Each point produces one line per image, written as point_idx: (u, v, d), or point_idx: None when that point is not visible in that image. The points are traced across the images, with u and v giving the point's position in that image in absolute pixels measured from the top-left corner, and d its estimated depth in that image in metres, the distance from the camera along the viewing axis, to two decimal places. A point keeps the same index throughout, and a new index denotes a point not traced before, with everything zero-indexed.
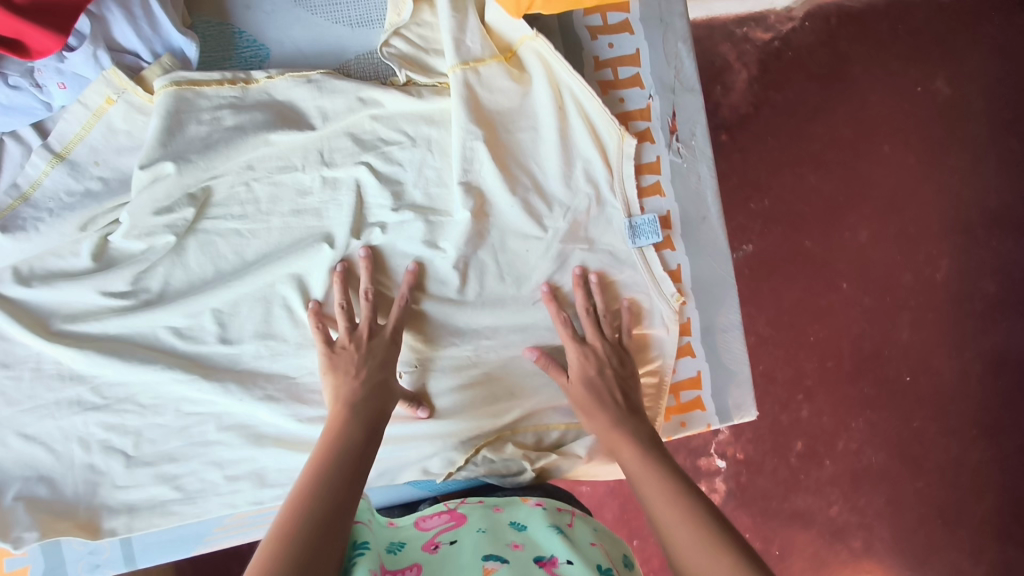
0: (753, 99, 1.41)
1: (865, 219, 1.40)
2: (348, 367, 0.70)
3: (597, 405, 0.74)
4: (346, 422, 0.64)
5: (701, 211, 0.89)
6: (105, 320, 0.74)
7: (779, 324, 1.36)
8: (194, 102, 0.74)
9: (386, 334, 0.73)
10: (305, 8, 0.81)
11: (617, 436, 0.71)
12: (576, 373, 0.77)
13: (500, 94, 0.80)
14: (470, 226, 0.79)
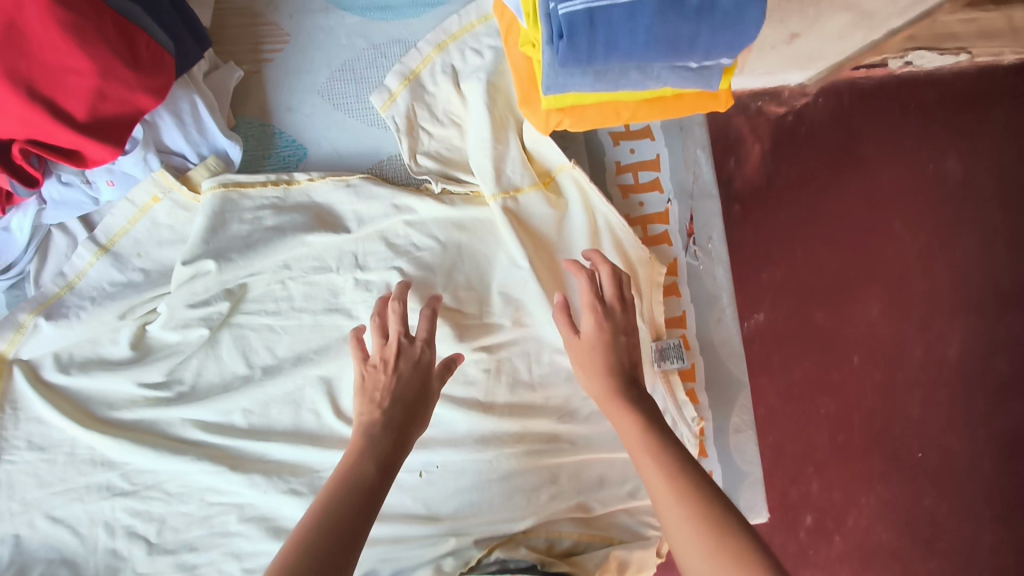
0: (764, 170, 1.16)
1: (876, 295, 1.13)
2: (375, 391, 0.72)
3: (603, 372, 0.74)
4: (361, 452, 0.67)
5: (716, 311, 0.93)
6: (138, 410, 0.79)
7: (790, 396, 1.11)
8: (238, 203, 0.80)
9: (415, 355, 0.74)
10: (343, 111, 0.86)
11: (620, 407, 0.71)
12: (588, 336, 0.76)
13: (539, 221, 0.86)
14: (508, 335, 0.86)
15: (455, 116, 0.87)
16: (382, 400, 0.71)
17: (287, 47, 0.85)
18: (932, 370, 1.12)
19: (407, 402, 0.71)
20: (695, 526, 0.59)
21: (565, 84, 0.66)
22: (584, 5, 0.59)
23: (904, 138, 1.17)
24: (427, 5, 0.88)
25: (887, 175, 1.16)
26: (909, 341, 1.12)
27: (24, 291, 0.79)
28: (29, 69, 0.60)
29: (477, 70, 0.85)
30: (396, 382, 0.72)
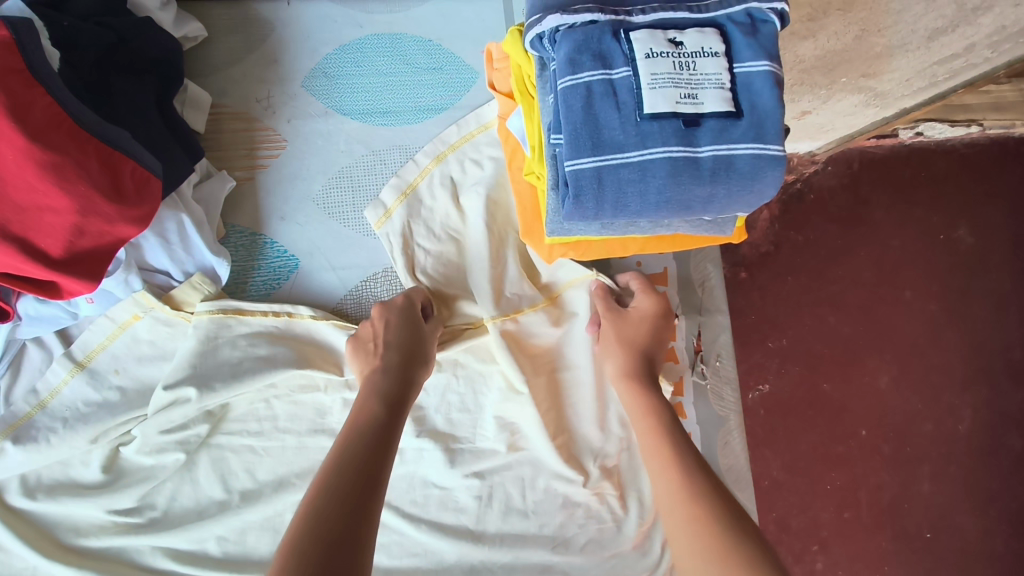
0: (770, 237, 1.06)
1: (887, 362, 1.03)
2: (369, 343, 0.73)
3: (634, 352, 0.77)
4: (367, 392, 0.67)
5: (724, 434, 0.89)
6: (106, 538, 0.74)
7: (792, 469, 1.01)
8: (233, 328, 0.76)
9: (394, 302, 0.75)
10: (339, 220, 0.82)
11: (633, 391, 0.75)
12: (635, 314, 0.80)
13: (542, 338, 0.82)
14: (503, 457, 0.82)
15: (453, 231, 0.83)
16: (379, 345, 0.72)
17: (285, 152, 0.82)
18: (940, 446, 1.02)
19: (406, 349, 0.71)
20: (677, 509, 0.61)
21: (568, 229, 0.63)
22: (593, 163, 0.55)
23: (914, 204, 1.06)
24: (430, 112, 0.86)
25: (899, 240, 1.06)
26: (920, 413, 1.03)
27: None
28: (2, 209, 0.57)
29: (477, 183, 0.82)
30: (388, 327, 0.73)
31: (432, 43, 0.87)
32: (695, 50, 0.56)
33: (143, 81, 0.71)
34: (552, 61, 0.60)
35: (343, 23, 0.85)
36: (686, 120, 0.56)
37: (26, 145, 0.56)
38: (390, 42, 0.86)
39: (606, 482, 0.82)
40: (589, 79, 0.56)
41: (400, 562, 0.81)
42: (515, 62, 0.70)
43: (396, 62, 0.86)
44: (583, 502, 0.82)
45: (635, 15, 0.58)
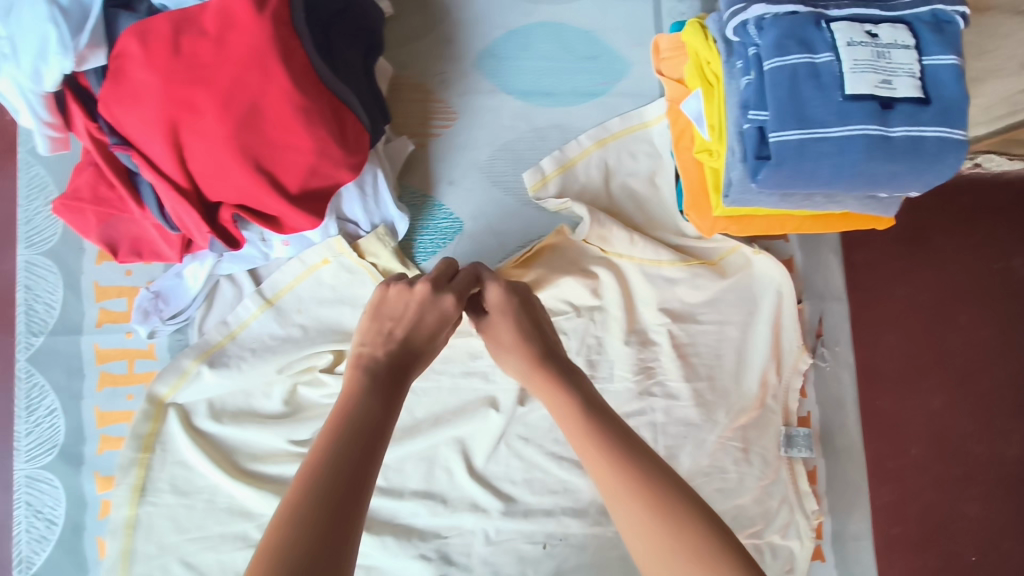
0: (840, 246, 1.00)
1: (944, 384, 0.97)
2: (387, 323, 0.62)
3: (522, 345, 0.65)
4: (361, 390, 0.55)
5: (841, 417, 0.95)
6: (282, 464, 0.79)
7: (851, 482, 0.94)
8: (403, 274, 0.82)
9: (444, 304, 0.65)
10: (501, 188, 0.89)
11: (540, 384, 0.63)
12: (496, 312, 0.68)
13: (698, 290, 0.91)
14: (633, 402, 0.89)
15: (609, 204, 0.91)
16: (397, 333, 0.61)
17: (454, 123, 0.89)
18: (987, 470, 0.96)
19: (418, 347, 0.62)
20: (618, 490, 0.53)
21: (748, 200, 0.70)
22: (798, 135, 0.62)
23: (980, 220, 1.01)
24: (586, 96, 0.93)
25: (957, 265, 0.99)
26: (973, 434, 0.96)
27: (185, 336, 0.81)
28: (259, 145, 0.63)
29: (630, 175, 0.92)
30: (411, 321, 0.63)
31: (590, 34, 0.94)
32: (890, 42, 0.63)
33: (356, 40, 0.77)
34: (756, 46, 0.66)
35: (512, 11, 0.93)
36: (882, 103, 0.62)
37: (291, 89, 0.62)
38: (554, 32, 0.94)
39: (733, 433, 0.90)
40: (795, 62, 0.62)
41: (540, 498, 0.85)
42: (692, 49, 0.77)
43: (558, 50, 0.94)
44: (711, 449, 0.89)
45: (831, 9, 0.64)
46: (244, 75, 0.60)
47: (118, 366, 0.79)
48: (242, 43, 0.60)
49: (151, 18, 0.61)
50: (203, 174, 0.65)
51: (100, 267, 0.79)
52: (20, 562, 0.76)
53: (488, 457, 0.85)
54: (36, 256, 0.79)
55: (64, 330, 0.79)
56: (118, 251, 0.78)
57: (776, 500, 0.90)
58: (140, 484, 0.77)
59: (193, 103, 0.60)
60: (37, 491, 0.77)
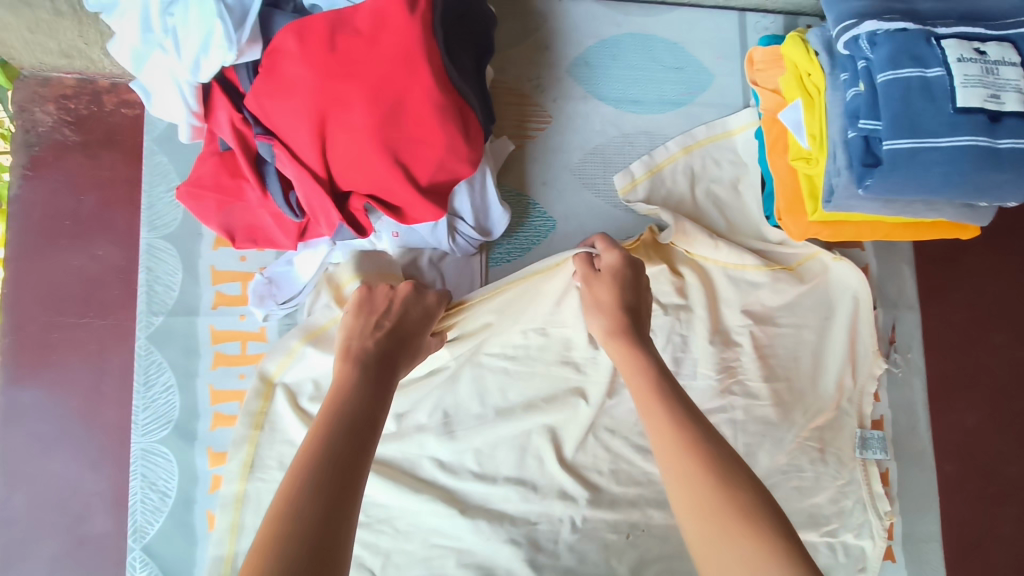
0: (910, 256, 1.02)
1: (978, 403, 1.02)
2: (372, 316, 0.71)
3: (615, 308, 0.75)
4: (357, 380, 0.62)
5: (911, 421, 1.00)
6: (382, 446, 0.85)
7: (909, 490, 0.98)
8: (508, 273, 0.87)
9: (427, 306, 0.76)
10: (591, 190, 0.93)
11: (621, 346, 0.72)
12: (609, 270, 0.78)
13: (779, 295, 0.94)
14: (714, 400, 0.92)
15: (697, 208, 0.95)
16: (387, 325, 0.71)
17: (548, 126, 0.93)
18: None
19: (404, 335, 0.71)
20: (674, 451, 0.60)
21: (852, 206, 0.73)
22: (909, 144, 0.65)
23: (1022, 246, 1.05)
24: (672, 105, 0.97)
25: (1002, 286, 1.04)
26: (1009, 453, 1.01)
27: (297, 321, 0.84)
28: (399, 139, 0.67)
29: (715, 181, 0.96)
30: (399, 317, 0.73)
31: (676, 45, 0.98)
32: (998, 59, 0.67)
33: (469, 41, 0.79)
34: (866, 59, 0.70)
35: (604, 21, 0.97)
36: (991, 116, 0.66)
37: (434, 87, 0.66)
38: (643, 42, 0.97)
39: (807, 434, 0.94)
40: (909, 75, 0.66)
41: (625, 489, 0.89)
42: (791, 62, 0.81)
43: (646, 59, 0.97)
44: (791, 447, 0.93)
45: (940, 27, 0.68)
46: (393, 73, 0.65)
47: (232, 347, 0.83)
48: (393, 42, 0.64)
49: (306, 17, 0.66)
50: (341, 164, 0.69)
51: (217, 252, 0.84)
52: (136, 531, 0.79)
53: (577, 446, 0.88)
54: (157, 239, 0.83)
55: (182, 311, 0.83)
56: (236, 238, 0.82)
57: (850, 499, 0.94)
58: (250, 460, 0.80)
59: (344, 96, 0.65)
60: (152, 464, 0.81)
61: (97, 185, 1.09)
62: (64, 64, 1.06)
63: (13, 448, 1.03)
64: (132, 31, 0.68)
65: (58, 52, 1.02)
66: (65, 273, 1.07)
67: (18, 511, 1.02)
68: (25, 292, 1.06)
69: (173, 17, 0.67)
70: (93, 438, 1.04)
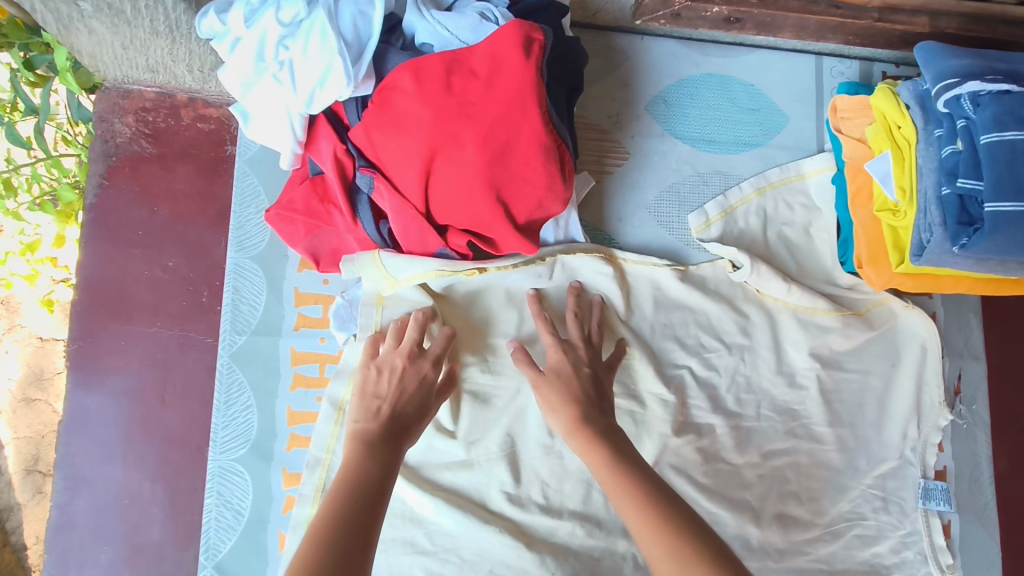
0: (984, 305, 0.99)
1: None
2: (375, 400, 0.71)
3: (565, 404, 0.73)
4: (358, 457, 0.64)
5: (974, 473, 0.95)
6: (455, 473, 0.83)
7: (978, 545, 0.93)
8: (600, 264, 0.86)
9: (422, 370, 0.75)
10: (665, 227, 0.94)
11: (583, 436, 0.70)
12: (553, 370, 0.76)
13: (848, 338, 0.91)
14: (783, 443, 0.88)
15: (767, 247, 0.93)
16: (386, 410, 0.70)
17: (626, 163, 0.94)
18: None
19: (405, 420, 0.70)
20: (652, 532, 0.59)
21: (945, 262, 0.73)
22: (1015, 207, 0.65)
23: None
24: (747, 146, 0.97)
25: None
26: None
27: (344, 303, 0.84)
28: (504, 177, 0.70)
29: (787, 225, 0.94)
30: (401, 395, 0.72)
31: (753, 87, 0.99)
32: None
33: (561, 82, 0.80)
34: (966, 118, 0.70)
35: (683, 61, 0.98)
36: None
37: (543, 130, 0.68)
38: (721, 82, 0.98)
39: (876, 483, 0.90)
40: (1014, 138, 0.66)
41: None
42: (879, 112, 0.82)
43: (723, 99, 0.98)
44: (858, 495, 0.89)
45: None
46: (507, 116, 0.67)
47: (312, 369, 0.83)
48: (508, 85, 0.67)
49: (421, 57, 0.69)
50: (443, 199, 0.71)
51: (302, 274, 0.85)
52: (208, 548, 0.79)
53: None
54: (245, 259, 0.85)
55: (264, 331, 0.84)
56: (322, 261, 0.83)
57: (911, 550, 0.89)
58: (323, 484, 0.78)
59: (458, 135, 0.67)
60: (228, 481, 0.81)
61: (169, 197, 1.12)
62: (148, 78, 1.09)
63: (78, 451, 1.05)
64: (245, 64, 0.71)
65: (144, 67, 1.05)
66: (135, 282, 1.09)
67: (80, 515, 1.03)
68: (95, 297, 1.08)
69: (287, 49, 0.69)
70: (152, 448, 1.05)
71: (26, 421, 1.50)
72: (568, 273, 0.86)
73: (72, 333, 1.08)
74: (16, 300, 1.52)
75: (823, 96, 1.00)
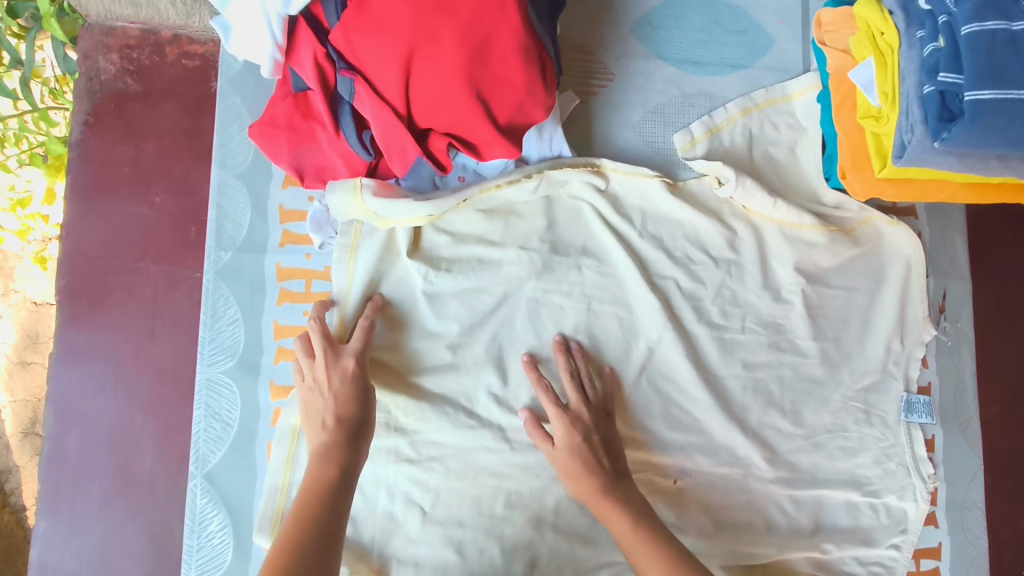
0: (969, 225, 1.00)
1: None
2: (319, 415, 0.75)
3: (584, 474, 0.79)
4: (318, 467, 0.72)
5: (958, 388, 0.97)
6: (441, 384, 0.86)
7: (959, 458, 0.95)
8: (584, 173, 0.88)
9: (346, 370, 0.77)
10: (651, 148, 0.94)
11: (607, 508, 0.78)
12: (562, 444, 0.80)
13: (832, 255, 0.92)
14: (766, 354, 0.91)
15: (757, 164, 0.93)
16: (331, 421, 0.75)
17: (610, 84, 0.94)
18: None
19: (355, 419, 0.75)
20: None
21: (927, 162, 0.73)
22: (994, 95, 0.65)
23: None
24: (732, 68, 0.97)
25: None
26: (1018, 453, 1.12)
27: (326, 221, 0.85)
28: (483, 76, 0.70)
29: (772, 146, 0.94)
30: (337, 400, 0.75)
31: (739, 9, 0.98)
32: None
33: None
34: (949, 13, 0.70)
35: None
36: None
37: (521, 28, 0.69)
38: (706, 4, 0.98)
39: (855, 396, 0.92)
40: (994, 27, 0.65)
41: (674, 437, 0.89)
42: (864, 21, 0.81)
43: (709, 21, 0.97)
44: (839, 406, 0.92)
45: None
46: (484, 11, 0.67)
47: (298, 284, 0.85)
48: None
49: None
50: (425, 100, 0.71)
51: (286, 191, 0.86)
52: (198, 458, 0.82)
53: (629, 389, 0.89)
54: (229, 177, 0.85)
55: (250, 248, 0.85)
56: (305, 177, 0.83)
57: (894, 462, 0.92)
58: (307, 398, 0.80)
59: (436, 31, 0.67)
60: (215, 394, 0.83)
61: (155, 133, 1.11)
62: (130, 14, 1.10)
63: (67, 385, 1.05)
64: None
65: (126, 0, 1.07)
66: (122, 218, 1.09)
67: (72, 449, 1.04)
68: (84, 235, 1.08)
69: None
70: (142, 382, 1.05)
71: (23, 384, 1.50)
72: (555, 186, 0.89)
73: (61, 269, 1.08)
74: (10, 265, 1.50)
75: (808, 16, 0.99)
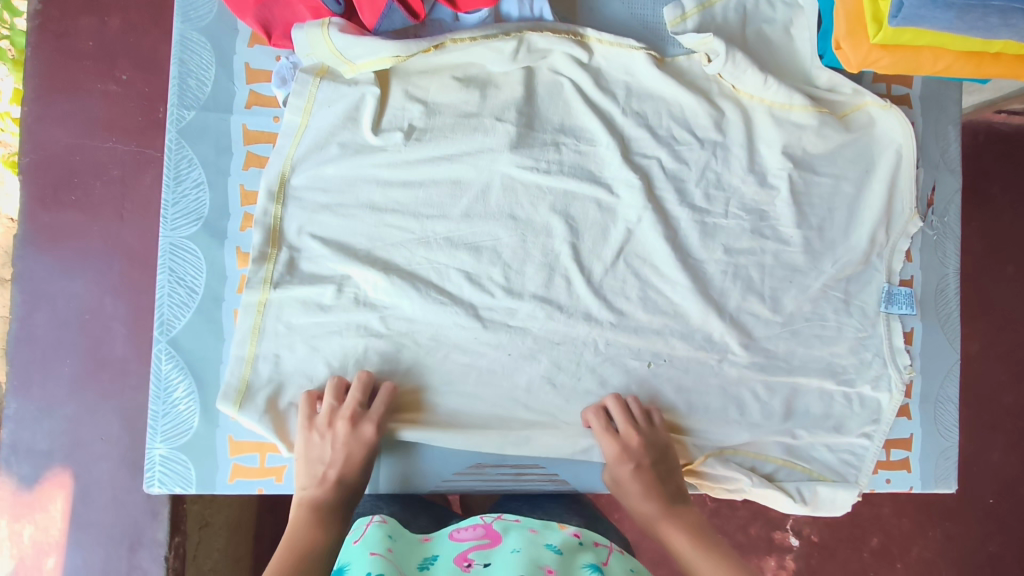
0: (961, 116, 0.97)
1: None
2: (319, 463, 0.75)
3: (641, 497, 0.78)
4: (301, 526, 0.68)
5: (940, 283, 0.96)
6: (414, 257, 0.83)
7: (936, 354, 0.95)
8: (563, 43, 0.84)
9: (364, 434, 0.77)
10: (639, 21, 0.91)
11: (664, 525, 0.75)
12: (616, 471, 0.81)
13: (819, 139, 0.89)
14: (748, 240, 0.89)
15: (746, 38, 0.89)
16: (330, 476, 0.74)
17: None
18: None
19: (351, 486, 0.75)
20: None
21: (925, 18, 0.69)
22: None
23: None
24: None
25: None
26: None
27: (287, 76, 0.82)
28: None
29: (765, 22, 0.90)
30: (342, 461, 0.75)
31: None
32: None
33: None
34: None
35: None
36: None
37: None
38: None
39: (835, 285, 0.91)
40: None
41: (651, 319, 0.87)
42: None
43: None
44: (820, 293, 0.90)
45: None
46: None
47: (264, 149, 0.83)
48: None
49: None
50: None
51: (253, 49, 0.83)
52: (163, 323, 0.81)
53: (606, 270, 0.86)
54: (192, 31, 0.83)
55: (214, 108, 0.83)
56: (274, 34, 0.80)
57: (870, 352, 0.92)
58: (271, 278, 0.81)
59: None
60: (180, 259, 0.81)
61: (120, 6, 1.05)
62: None
63: (34, 266, 1.02)
64: None
65: None
66: (87, 94, 1.04)
67: (40, 329, 1.01)
68: (46, 110, 1.03)
69: None
70: (112, 265, 1.03)
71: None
72: (534, 55, 0.84)
73: (24, 145, 1.03)
74: None
75: None
